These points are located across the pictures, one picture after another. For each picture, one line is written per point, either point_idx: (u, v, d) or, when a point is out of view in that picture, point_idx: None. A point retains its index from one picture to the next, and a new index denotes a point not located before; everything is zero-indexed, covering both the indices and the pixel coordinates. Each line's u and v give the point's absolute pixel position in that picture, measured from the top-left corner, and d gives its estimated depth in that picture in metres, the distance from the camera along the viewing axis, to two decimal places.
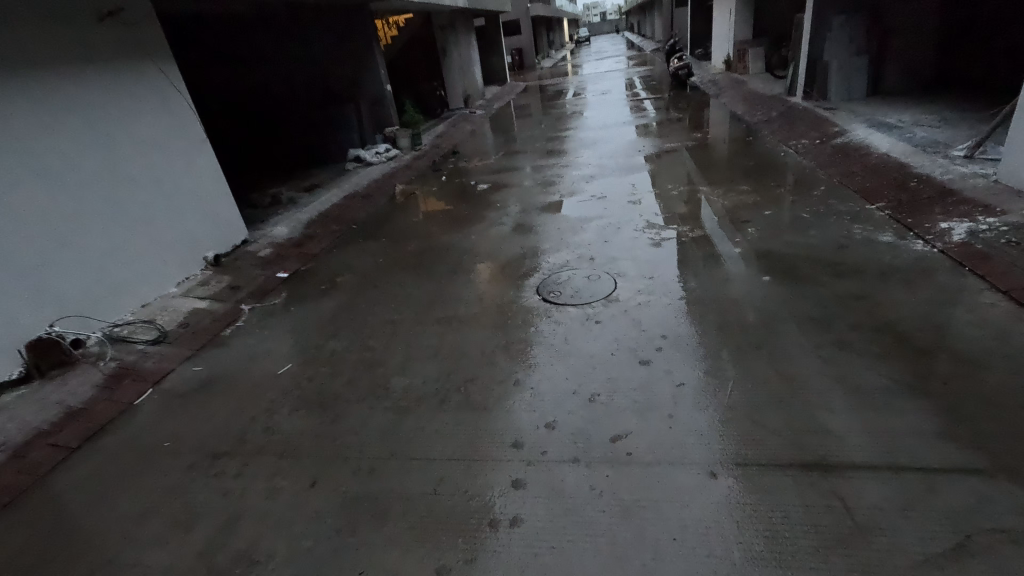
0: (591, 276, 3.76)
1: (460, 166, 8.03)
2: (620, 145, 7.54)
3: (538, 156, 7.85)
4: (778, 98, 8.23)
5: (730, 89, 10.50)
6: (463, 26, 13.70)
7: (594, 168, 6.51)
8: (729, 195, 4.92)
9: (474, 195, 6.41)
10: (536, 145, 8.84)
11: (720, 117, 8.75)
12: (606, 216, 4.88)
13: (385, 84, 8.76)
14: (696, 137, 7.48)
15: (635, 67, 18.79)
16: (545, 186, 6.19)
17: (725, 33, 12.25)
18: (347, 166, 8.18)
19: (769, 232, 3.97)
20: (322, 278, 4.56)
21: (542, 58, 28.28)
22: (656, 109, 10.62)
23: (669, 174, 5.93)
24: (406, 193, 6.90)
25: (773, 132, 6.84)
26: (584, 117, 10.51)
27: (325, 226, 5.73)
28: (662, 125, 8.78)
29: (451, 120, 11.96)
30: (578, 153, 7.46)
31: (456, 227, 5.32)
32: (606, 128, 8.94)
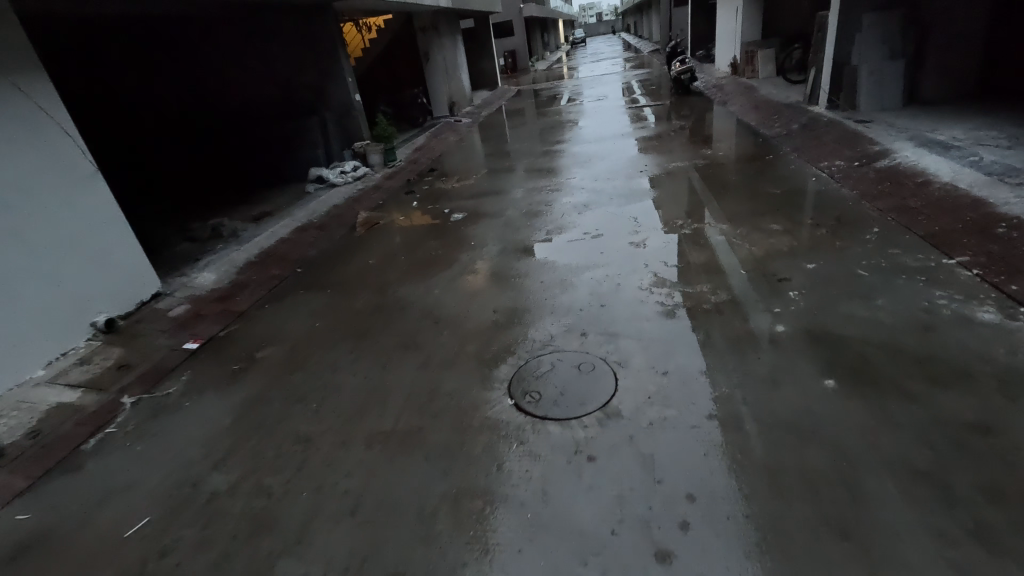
0: (581, 364, 2.77)
1: (436, 186, 7.07)
2: (618, 163, 6.55)
3: (525, 174, 6.87)
4: (797, 107, 7.27)
5: (737, 95, 9.55)
6: (447, 27, 12.70)
7: (588, 195, 5.51)
8: (756, 234, 3.95)
9: (448, 226, 5.43)
10: (524, 160, 7.86)
11: (730, 128, 7.77)
12: (601, 264, 3.90)
13: (354, 94, 7.80)
14: (707, 152, 6.50)
15: (632, 70, 17.85)
16: (529, 216, 5.21)
17: (731, 34, 11.33)
18: (308, 187, 7.18)
19: (819, 297, 3.00)
20: (240, 351, 3.56)
21: (536, 60, 27.26)
22: (658, 117, 9.64)
23: (678, 201, 4.95)
24: (367, 220, 5.95)
25: (796, 148, 5.87)
26: (578, 127, 9.54)
27: (264, 271, 4.74)
28: (665, 137, 7.81)
29: (433, 130, 10.95)
30: (570, 173, 6.47)
31: (420, 271, 4.34)
32: (602, 141, 7.96)
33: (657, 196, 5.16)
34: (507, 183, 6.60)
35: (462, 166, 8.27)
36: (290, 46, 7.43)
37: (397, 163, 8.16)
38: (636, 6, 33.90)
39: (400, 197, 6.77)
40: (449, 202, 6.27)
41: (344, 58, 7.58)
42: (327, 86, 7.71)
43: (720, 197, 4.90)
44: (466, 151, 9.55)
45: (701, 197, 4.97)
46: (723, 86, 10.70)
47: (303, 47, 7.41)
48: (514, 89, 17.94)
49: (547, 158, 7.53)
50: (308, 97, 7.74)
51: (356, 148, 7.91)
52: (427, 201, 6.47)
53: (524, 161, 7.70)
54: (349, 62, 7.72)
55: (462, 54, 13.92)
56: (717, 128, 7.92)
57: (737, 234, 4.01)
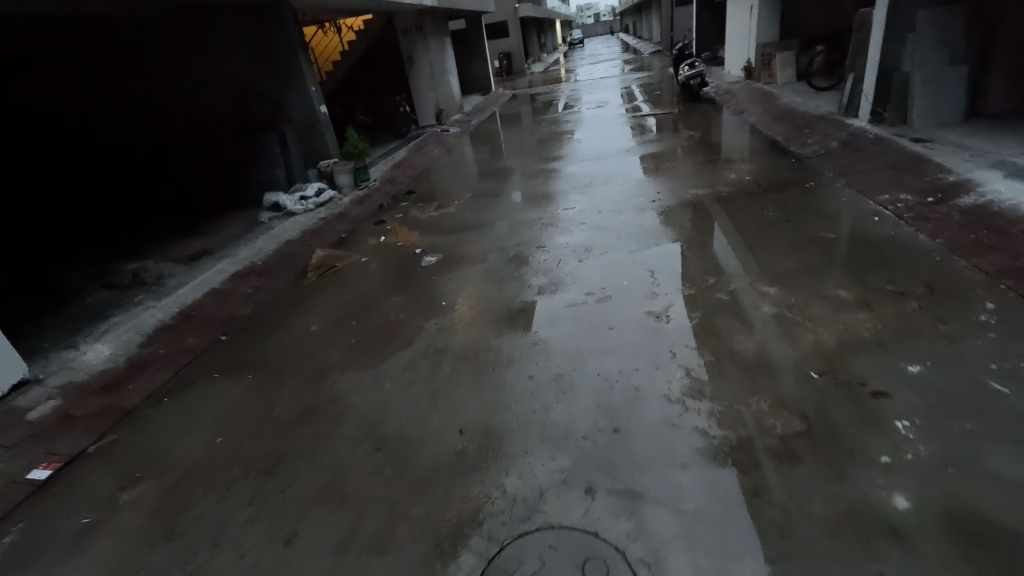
0: (586, 563, 1.75)
1: (411, 214, 6.05)
2: (624, 189, 5.53)
3: (515, 201, 5.85)
4: (831, 120, 6.25)
5: (753, 103, 8.52)
6: (433, 28, 11.68)
7: (590, 234, 4.49)
8: (817, 305, 2.93)
9: (417, 273, 4.40)
10: (515, 180, 6.83)
11: (751, 142, 6.75)
12: (609, 347, 2.87)
13: (319, 105, 6.78)
14: (731, 174, 5.47)
15: (633, 73, 16.84)
16: (515, 263, 4.18)
17: (744, 34, 10.29)
18: (262, 216, 6.15)
19: (946, 439, 1.97)
20: (104, 485, 2.54)
21: (533, 61, 26.28)
22: (665, 128, 8.62)
23: (704, 245, 3.92)
24: (321, 261, 4.92)
25: (841, 172, 4.86)
26: (576, 140, 8.51)
27: (177, 340, 3.71)
28: (675, 153, 6.80)
29: (415, 142, 9.93)
30: (567, 201, 5.45)
31: (370, 349, 3.31)
32: (604, 158, 6.94)
33: (677, 238, 4.13)
34: (494, 212, 5.57)
35: (444, 187, 7.24)
36: (244, 51, 6.42)
37: (368, 184, 7.15)
38: (635, 5, 32.87)
39: (367, 230, 5.75)
40: (422, 237, 5.24)
41: (306, 63, 6.57)
42: (287, 97, 6.69)
43: (759, 240, 3.87)
44: (451, 166, 8.52)
45: (732, 240, 3.95)
46: (736, 92, 9.67)
47: (259, 54, 6.43)
48: (508, 94, 16.91)
49: (540, 179, 6.52)
50: (266, 111, 6.74)
51: (322, 167, 6.90)
52: (396, 235, 5.45)
53: (514, 183, 6.67)
54: (314, 69, 6.70)
55: (451, 56, 12.89)
56: (736, 142, 6.90)
57: (792, 304, 2.98)
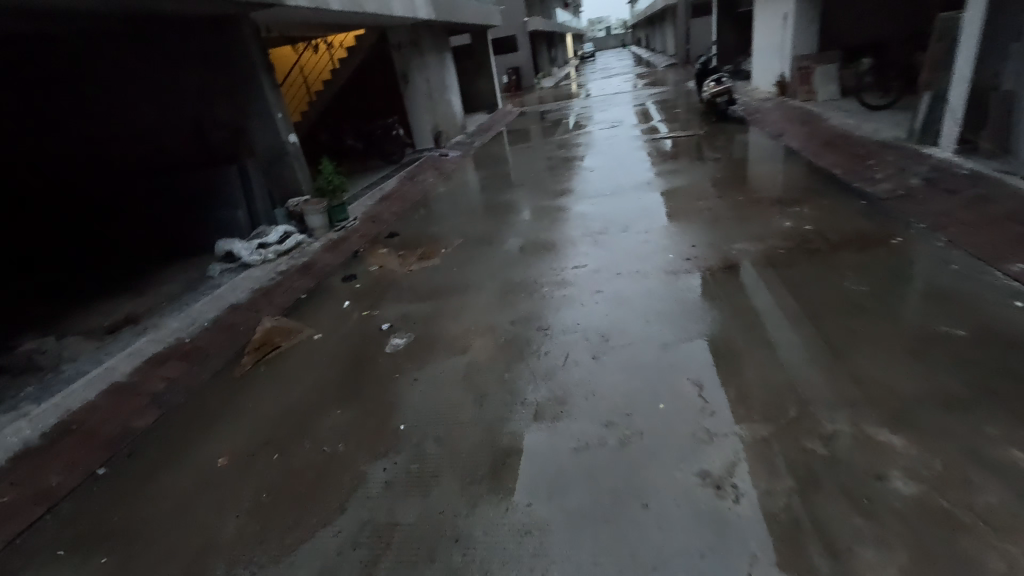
0: None
1: (387, 266, 5.01)
2: (646, 240, 4.41)
3: (512, 252, 4.76)
4: (901, 148, 5.12)
5: (791, 125, 7.40)
6: (432, 44, 10.77)
7: (603, 311, 3.39)
8: (982, 482, 1.81)
9: (375, 363, 3.32)
10: (513, 220, 5.76)
11: (797, 173, 5.64)
12: (643, 554, 1.78)
13: (287, 135, 5.87)
14: (784, 221, 4.31)
15: (650, 88, 15.81)
16: (504, 358, 3.08)
17: (777, 46, 9.22)
18: (212, 268, 5.16)
19: None
20: None
21: (542, 77, 25.41)
22: (690, 153, 7.54)
23: (767, 340, 2.79)
24: (262, 338, 3.88)
25: (935, 223, 3.73)
26: (587, 168, 7.46)
27: (35, 476, 2.69)
28: (706, 186, 5.71)
29: (409, 169, 8.97)
30: (574, 256, 4.35)
31: (285, 516, 2.24)
32: (621, 195, 5.83)
33: (725, 324, 3.00)
34: (484, 269, 4.48)
35: (432, 226, 6.19)
36: (198, 73, 5.53)
37: (343, 226, 6.13)
38: (648, 18, 31.96)
39: (330, 289, 4.72)
40: (392, 303, 4.16)
41: (270, 88, 5.68)
42: (249, 126, 5.78)
43: (847, 336, 2.72)
44: (444, 198, 7.48)
45: (808, 331, 2.80)
46: (768, 111, 8.55)
47: (215, 76, 5.55)
48: (514, 112, 15.93)
49: (543, 222, 5.44)
50: (226, 141, 5.83)
51: (291, 208, 5.94)
52: (362, 298, 4.39)
53: (512, 224, 5.59)
54: (280, 94, 5.79)
55: (453, 74, 11.98)
56: (777, 173, 5.75)
57: (938, 478, 1.84)
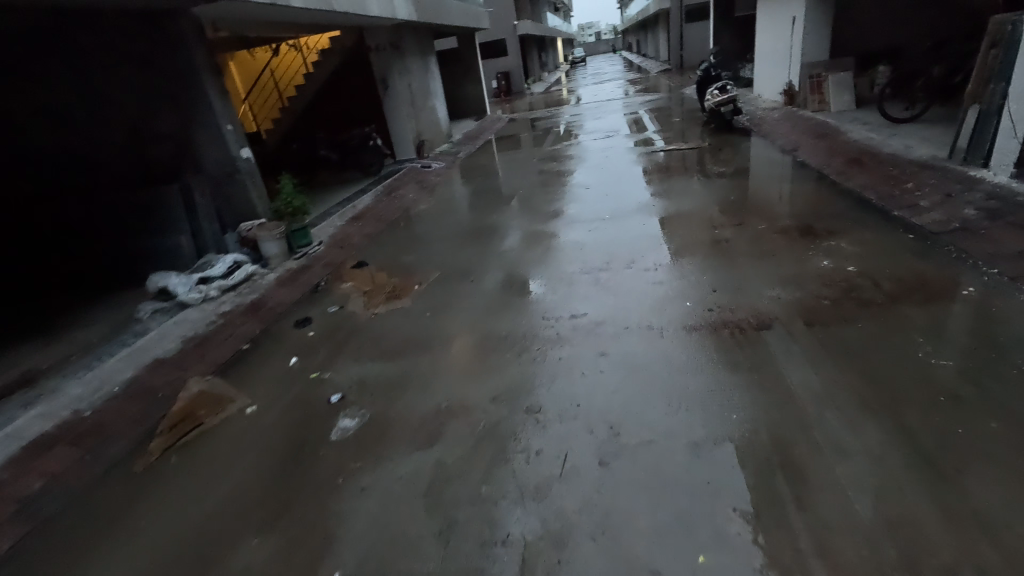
0: None
1: (348, 306, 4.26)
2: (655, 282, 3.70)
3: (496, 291, 4.02)
4: (943, 169, 4.48)
5: (804, 138, 6.76)
6: (414, 47, 10.04)
7: (610, 386, 2.65)
8: None
9: (315, 457, 2.56)
10: (499, 247, 5.04)
11: (820, 194, 4.98)
12: None
13: (238, 150, 5.07)
14: (819, 259, 3.63)
15: (645, 95, 15.19)
16: (482, 460, 2.34)
17: (783, 52, 8.64)
18: (143, 308, 4.36)
19: None
20: None
21: (532, 81, 24.75)
22: (694, 168, 6.88)
23: (832, 444, 2.08)
24: (181, 412, 3.09)
25: (1012, 267, 3.07)
26: (582, 184, 6.76)
27: None
28: (718, 209, 5.03)
29: (387, 182, 8.22)
30: (570, 302, 3.62)
31: None
32: (622, 219, 5.12)
33: (771, 414, 2.29)
34: (463, 314, 3.74)
35: (408, 252, 5.45)
36: (131, 80, 4.74)
37: (304, 253, 5.37)
38: (640, 23, 31.64)
39: (277, 337, 3.95)
40: (348, 360, 3.40)
41: (217, 97, 4.88)
42: (192, 140, 4.96)
43: (940, 442, 2.03)
44: (423, 217, 6.74)
45: (886, 432, 2.10)
46: (775, 122, 7.94)
47: (149, 81, 4.75)
48: (503, 119, 15.22)
49: (533, 251, 4.71)
50: (167, 157, 5.03)
51: (244, 234, 5.16)
52: (313, 352, 3.62)
53: (497, 253, 4.86)
54: (230, 103, 5.01)
55: (438, 79, 11.24)
56: (799, 195, 5.08)
57: None
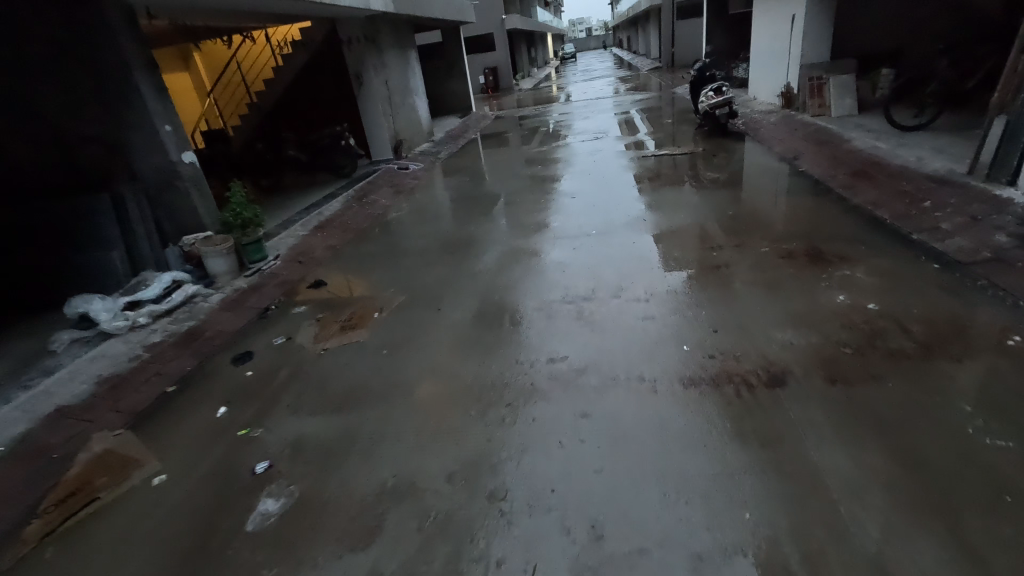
0: None
1: (297, 337, 3.72)
2: (643, 318, 3.22)
3: (464, 323, 3.51)
4: (963, 186, 4.05)
5: (804, 145, 6.32)
6: (392, 41, 9.44)
7: (590, 463, 2.17)
8: None
9: (222, 557, 2.04)
10: (472, 265, 4.52)
11: (826, 210, 4.54)
12: None
13: (179, 153, 4.50)
14: (833, 293, 3.17)
15: (635, 94, 14.70)
16: (427, 571, 1.84)
17: (781, 52, 8.21)
18: (58, 337, 3.79)
19: None
20: None
21: (521, 77, 24.14)
22: (687, 175, 6.42)
23: (874, 564, 1.62)
24: (76, 480, 2.56)
25: None
26: (567, 192, 6.27)
27: None
28: (714, 225, 4.56)
29: (359, 186, 7.66)
30: (547, 341, 3.13)
31: None
32: (609, 235, 4.64)
33: (792, 514, 1.82)
34: (423, 353, 3.23)
35: (373, 270, 4.91)
36: (55, 74, 4.18)
37: (256, 269, 4.81)
38: (631, 20, 31.14)
39: (210, 374, 3.41)
40: (285, 412, 2.88)
41: (152, 93, 4.30)
42: (126, 141, 4.39)
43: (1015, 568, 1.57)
44: (394, 227, 6.18)
45: (943, 551, 1.64)
46: (772, 127, 7.50)
47: (74, 75, 4.17)
48: (489, 116, 14.66)
49: (510, 272, 4.21)
50: (99, 161, 4.47)
51: (187, 249, 4.60)
52: (246, 398, 3.09)
53: (470, 273, 4.34)
54: (169, 101, 4.44)
55: (418, 74, 10.65)
56: (802, 209, 4.62)
57: None
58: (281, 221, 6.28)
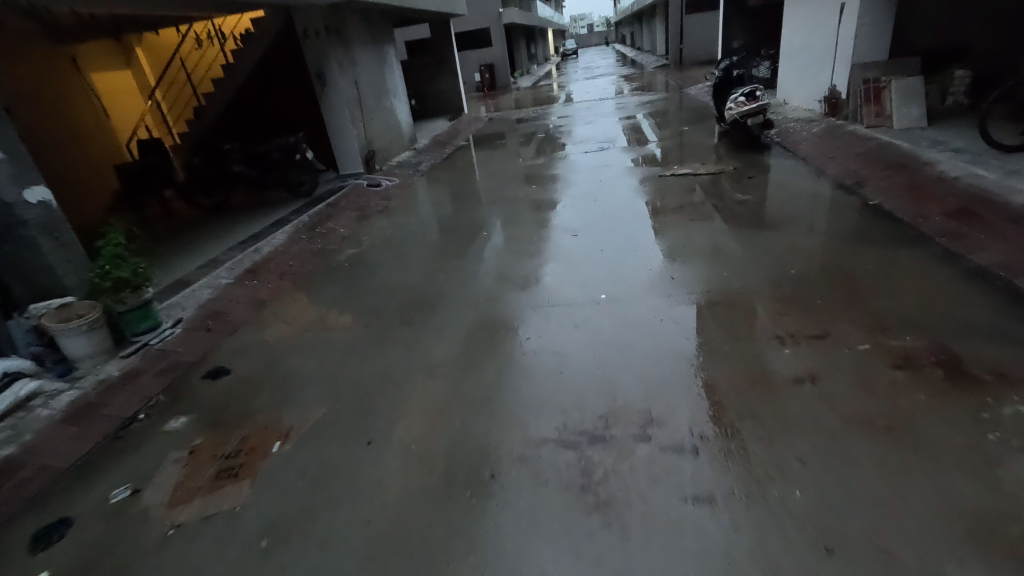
0: None
1: (146, 488, 2.41)
2: (690, 500, 1.92)
3: (400, 482, 2.20)
4: None
5: (867, 167, 5.01)
6: (364, 34, 8.12)
7: None
8: None
9: None
10: (431, 346, 3.20)
11: (930, 268, 3.23)
12: None
13: (19, 191, 3.21)
14: (1017, 462, 1.87)
15: (642, 94, 13.37)
16: None
17: (822, 49, 6.89)
18: None
19: None
20: None
21: (519, 74, 22.77)
22: (717, 201, 5.10)
23: None
24: None
25: None
26: (565, 223, 4.96)
27: None
28: (772, 289, 3.25)
29: (316, 210, 6.36)
30: (530, 548, 1.83)
31: None
32: (623, 304, 3.33)
33: None
34: (323, 556, 1.93)
35: (302, 339, 3.61)
36: None
37: (137, 346, 3.53)
38: (635, 14, 29.80)
39: None
40: None
41: None
42: None
43: None
44: (347, 268, 4.87)
45: None
46: (816, 139, 6.18)
47: None
48: (481, 118, 13.31)
49: (480, 369, 2.89)
50: None
51: (33, 322, 3.31)
52: None
53: (425, 364, 3.02)
54: (4, 114, 3.13)
55: (398, 73, 9.33)
56: (895, 266, 3.31)
57: None
58: (206, 261, 4.97)
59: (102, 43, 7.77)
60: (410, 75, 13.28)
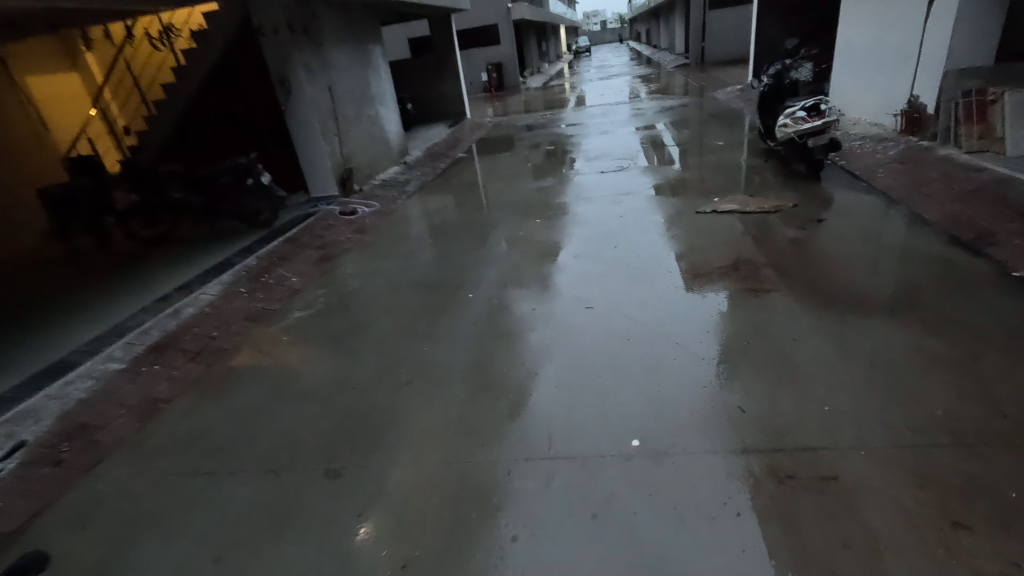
0: None
1: None
2: None
3: None
4: None
5: (990, 212, 3.71)
6: (342, 32, 6.92)
7: None
8: None
9: None
10: (358, 543, 1.98)
11: None
12: None
13: None
14: None
15: (664, 98, 12.04)
16: None
17: (898, 50, 5.57)
18: None
19: None
20: None
21: (530, 74, 21.46)
22: (781, 253, 3.82)
23: None
24: None
25: None
26: (573, 287, 3.70)
27: None
28: (921, 449, 1.99)
29: (272, 248, 5.17)
30: None
31: None
32: (665, 466, 2.09)
33: None
34: None
35: (177, 489, 2.39)
36: None
37: None
38: (653, 11, 28.40)
39: None
40: None
41: None
42: None
43: None
44: (287, 342, 3.67)
45: None
46: (900, 164, 4.86)
47: None
48: (485, 123, 12.05)
49: None
50: None
51: None
52: None
53: None
54: None
55: (386, 76, 8.10)
56: None
57: None
58: (107, 330, 3.81)
59: (42, 42, 6.69)
60: (407, 75, 12.03)
